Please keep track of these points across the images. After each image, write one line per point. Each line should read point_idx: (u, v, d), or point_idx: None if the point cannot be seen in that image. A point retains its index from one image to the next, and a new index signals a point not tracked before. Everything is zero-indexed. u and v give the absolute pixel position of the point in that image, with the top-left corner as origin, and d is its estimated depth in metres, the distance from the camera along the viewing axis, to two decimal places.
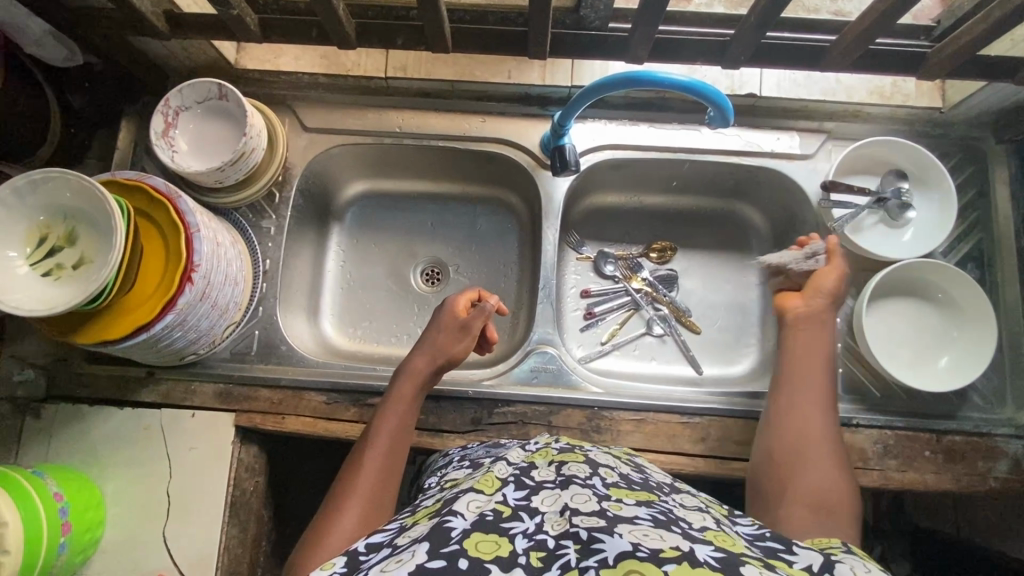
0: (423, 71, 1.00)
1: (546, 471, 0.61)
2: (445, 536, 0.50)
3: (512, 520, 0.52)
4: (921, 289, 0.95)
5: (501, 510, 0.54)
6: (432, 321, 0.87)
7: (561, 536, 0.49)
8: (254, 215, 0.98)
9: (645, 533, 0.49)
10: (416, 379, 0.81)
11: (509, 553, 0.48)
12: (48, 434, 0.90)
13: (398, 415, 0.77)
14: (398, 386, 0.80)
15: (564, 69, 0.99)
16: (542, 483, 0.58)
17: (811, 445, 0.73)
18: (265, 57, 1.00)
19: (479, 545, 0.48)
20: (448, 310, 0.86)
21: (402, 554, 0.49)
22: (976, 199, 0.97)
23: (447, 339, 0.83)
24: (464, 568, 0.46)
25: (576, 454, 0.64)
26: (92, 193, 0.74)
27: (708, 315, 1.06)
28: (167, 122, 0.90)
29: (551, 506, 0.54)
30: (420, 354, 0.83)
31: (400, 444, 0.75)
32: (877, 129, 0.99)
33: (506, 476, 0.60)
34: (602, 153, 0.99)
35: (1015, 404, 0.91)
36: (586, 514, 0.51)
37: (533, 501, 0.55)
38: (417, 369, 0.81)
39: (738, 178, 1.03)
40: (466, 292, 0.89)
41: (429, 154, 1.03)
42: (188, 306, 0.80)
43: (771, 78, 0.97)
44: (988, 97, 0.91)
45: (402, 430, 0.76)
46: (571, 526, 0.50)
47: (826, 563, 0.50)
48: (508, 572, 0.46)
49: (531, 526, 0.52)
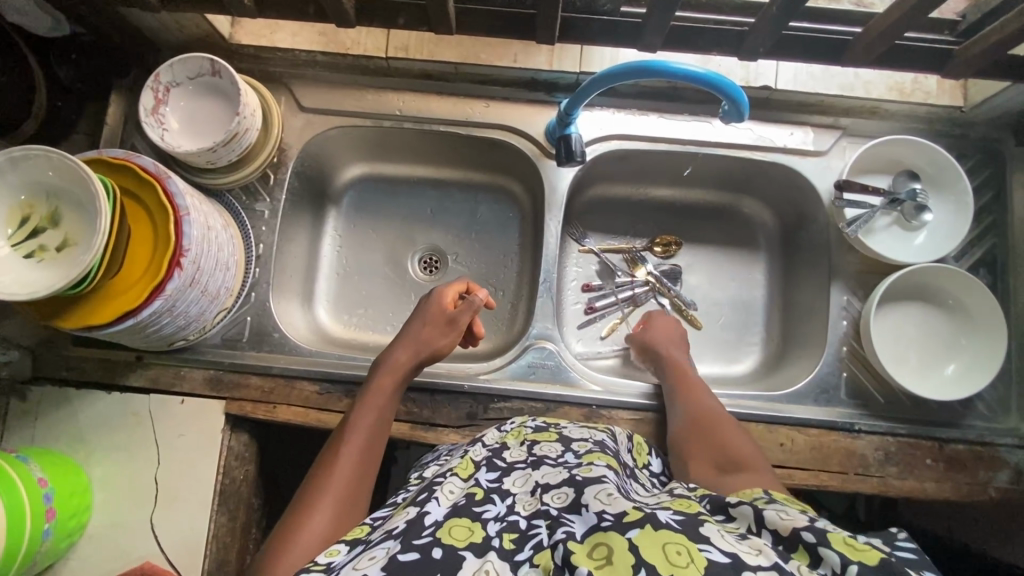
0: (426, 52, 0.95)
1: (518, 452, 0.65)
2: (419, 526, 0.51)
3: (484, 504, 0.55)
4: (932, 294, 0.92)
5: (473, 493, 0.56)
6: (419, 310, 0.85)
7: (533, 516, 0.52)
8: (247, 198, 0.95)
9: (609, 494, 0.51)
10: (398, 372, 0.79)
11: (482, 539, 0.50)
12: (33, 416, 0.89)
13: (376, 410, 0.75)
14: (377, 377, 0.78)
15: (572, 54, 0.95)
16: (513, 464, 0.62)
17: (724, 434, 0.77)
18: (262, 32, 0.96)
19: (453, 531, 0.50)
20: (436, 303, 0.84)
21: (376, 550, 0.49)
22: (992, 203, 0.94)
23: (432, 332, 0.82)
24: (438, 557, 0.48)
25: (548, 435, 0.69)
26: (75, 171, 0.71)
27: (710, 313, 1.03)
28: (158, 99, 0.86)
29: (521, 486, 0.57)
30: (404, 346, 0.81)
31: (377, 440, 0.73)
32: (894, 127, 0.96)
33: (479, 460, 0.64)
34: (609, 144, 0.96)
35: (1020, 414, 0.90)
36: (556, 489, 0.54)
37: (505, 483, 0.58)
38: (398, 362, 0.79)
39: (748, 174, 1.00)
40: (456, 284, 0.87)
41: (428, 138, 1.00)
42: (177, 292, 0.78)
43: (787, 70, 0.94)
44: (1012, 98, 0.88)
45: (378, 426, 0.74)
46: (541, 504, 0.52)
47: (758, 517, 0.50)
48: (482, 558, 0.48)
49: (504, 508, 0.54)
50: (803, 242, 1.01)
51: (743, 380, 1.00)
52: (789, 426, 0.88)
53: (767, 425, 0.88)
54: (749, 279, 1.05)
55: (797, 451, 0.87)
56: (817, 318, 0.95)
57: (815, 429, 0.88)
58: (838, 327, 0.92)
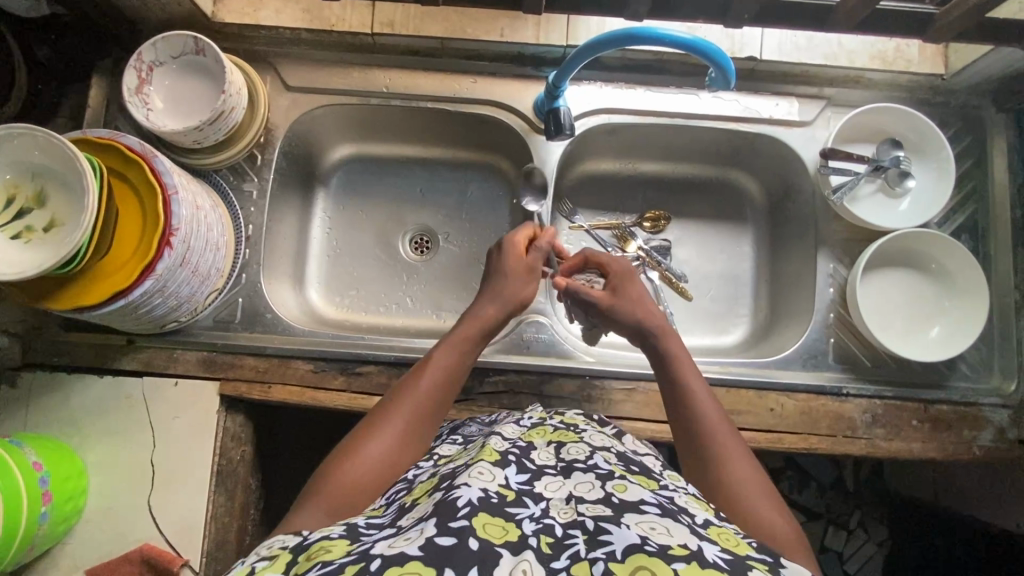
0: (411, 27, 0.94)
1: (546, 453, 0.60)
2: (453, 508, 0.48)
3: (516, 505, 0.50)
4: (916, 260, 0.94)
5: (504, 493, 0.51)
6: (495, 264, 0.82)
7: (570, 525, 0.48)
8: (236, 178, 0.95)
9: (652, 526, 0.48)
10: (483, 322, 0.75)
11: (518, 538, 0.46)
12: (25, 402, 0.88)
13: (458, 351, 0.72)
14: (461, 326, 0.75)
15: (558, 27, 0.95)
16: (542, 467, 0.57)
17: (728, 444, 0.66)
18: (245, 10, 0.94)
19: (487, 526, 0.46)
20: (512, 252, 0.81)
21: (411, 531, 0.47)
22: (973, 169, 0.96)
23: (516, 282, 0.79)
24: (474, 548, 0.44)
25: (571, 435, 0.64)
26: (61, 151, 0.70)
27: (699, 284, 1.05)
28: (141, 78, 0.86)
29: (554, 492, 0.53)
30: (491, 299, 0.78)
31: (457, 380, 0.71)
32: (877, 96, 0.97)
33: (504, 451, 0.58)
34: (597, 118, 0.96)
35: (1002, 374, 0.92)
36: (591, 503, 0.51)
37: (537, 486, 0.54)
38: (485, 312, 0.76)
39: (735, 146, 1.01)
40: (525, 229, 0.85)
41: (417, 115, 1.00)
42: (167, 272, 0.77)
43: (772, 38, 0.94)
44: (991, 63, 0.89)
45: (460, 369, 0.72)
46: (578, 515, 0.49)
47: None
48: (518, 556, 0.44)
49: (537, 511, 0.50)
50: (790, 212, 1.02)
51: (732, 350, 1.02)
52: (779, 392, 0.90)
53: (757, 391, 0.90)
54: (738, 252, 1.06)
55: (787, 415, 0.89)
56: (804, 286, 0.96)
57: (804, 393, 0.90)
58: (824, 294, 0.94)
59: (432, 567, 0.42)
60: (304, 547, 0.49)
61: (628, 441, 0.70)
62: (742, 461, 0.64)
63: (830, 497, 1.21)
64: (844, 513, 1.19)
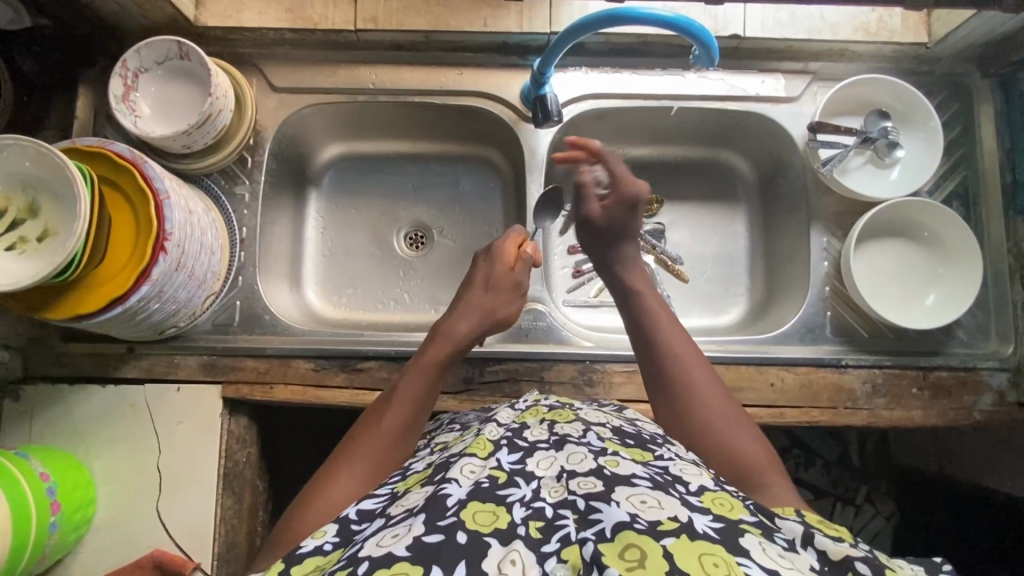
0: (394, 22, 0.94)
1: (539, 430, 0.59)
2: (442, 506, 0.48)
3: (508, 487, 0.51)
4: (908, 229, 0.95)
5: (496, 476, 0.52)
6: (482, 271, 0.83)
7: (560, 505, 0.48)
8: (227, 181, 0.95)
9: (643, 500, 0.48)
10: (453, 343, 0.75)
11: (508, 525, 0.47)
12: (29, 415, 0.88)
13: (425, 378, 0.71)
14: (430, 347, 0.74)
15: (541, 14, 0.94)
16: (535, 443, 0.56)
17: (698, 381, 0.68)
18: (226, 12, 0.93)
19: (477, 516, 0.47)
20: (501, 264, 0.82)
21: (400, 527, 0.48)
22: (962, 135, 0.96)
23: (495, 299, 0.80)
24: (463, 541, 0.45)
25: (566, 414, 0.63)
26: (51, 161, 0.70)
27: (695, 266, 1.05)
28: (127, 86, 0.86)
29: (546, 470, 0.53)
30: (465, 316, 0.78)
31: (422, 412, 0.69)
32: (862, 68, 0.97)
33: (497, 438, 0.58)
34: (584, 104, 0.96)
35: (999, 338, 0.92)
36: (582, 476, 0.51)
37: (528, 464, 0.53)
38: (455, 335, 0.76)
39: (724, 124, 1.01)
40: (513, 237, 0.85)
41: (403, 110, 1.00)
42: (163, 277, 0.78)
43: (755, 15, 0.93)
44: (975, 29, 0.89)
45: (427, 397, 0.70)
46: (569, 493, 0.49)
47: (808, 534, 0.50)
48: (508, 546, 0.45)
49: (528, 493, 0.50)
50: (781, 188, 1.02)
51: (731, 329, 1.02)
52: (779, 366, 0.90)
53: (757, 366, 0.90)
54: (732, 231, 1.07)
55: (787, 390, 0.89)
56: (799, 262, 0.97)
57: (804, 366, 0.90)
58: (818, 268, 0.94)
59: (420, 566, 0.44)
60: (297, 559, 0.51)
61: (629, 419, 0.70)
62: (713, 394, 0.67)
63: (836, 474, 1.21)
64: (850, 485, 1.20)
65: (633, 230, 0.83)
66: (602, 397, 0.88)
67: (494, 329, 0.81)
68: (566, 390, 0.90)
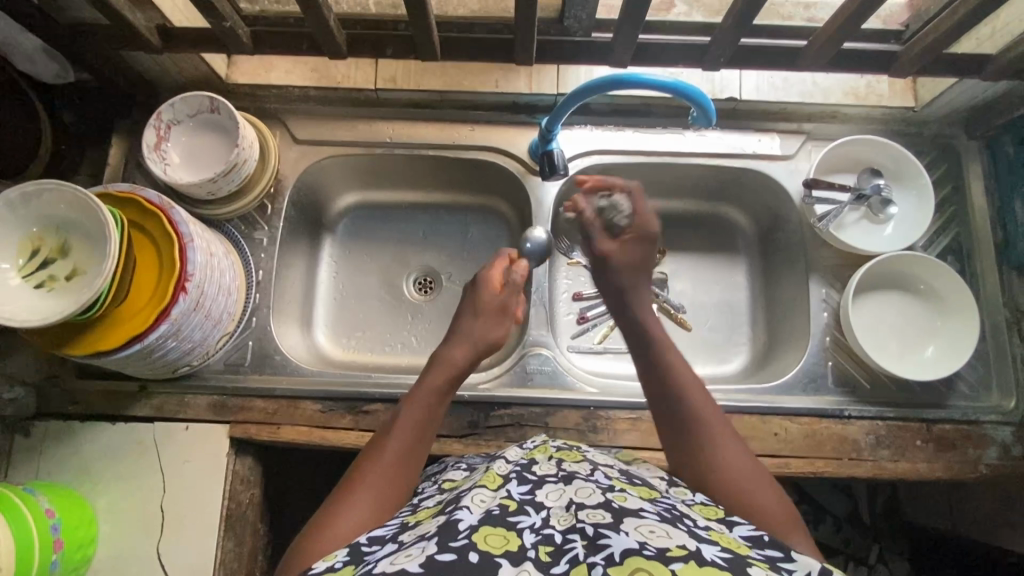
0: (412, 82, 1.01)
1: (548, 467, 0.61)
2: (454, 530, 0.49)
3: (518, 514, 0.52)
4: (904, 282, 0.97)
5: (506, 504, 0.53)
6: (469, 299, 0.85)
7: (569, 531, 0.49)
8: (247, 227, 0.99)
9: (651, 530, 0.48)
10: (452, 369, 0.76)
11: (518, 548, 0.48)
12: (39, 452, 0.89)
13: (425, 407, 0.72)
14: (431, 374, 0.76)
15: (549, 77, 1.02)
16: (544, 477, 0.58)
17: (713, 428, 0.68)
18: (256, 71, 1.01)
19: (488, 538, 0.48)
20: (487, 293, 0.84)
21: (412, 549, 0.48)
22: (953, 193, 1.00)
23: (488, 322, 0.82)
24: (474, 561, 0.46)
25: (574, 454, 0.64)
26: (87, 206, 0.75)
27: (697, 315, 1.07)
28: (160, 136, 0.91)
29: (556, 501, 0.54)
30: (461, 342, 0.79)
31: (425, 438, 0.70)
32: (855, 129, 1.02)
33: (507, 473, 0.60)
34: (589, 158, 1.01)
35: (1001, 391, 0.93)
36: (591, 509, 0.51)
37: (538, 495, 0.54)
38: (453, 360, 0.77)
39: (724, 180, 1.05)
40: (499, 262, 0.88)
41: (418, 163, 1.05)
42: (182, 316, 0.80)
43: (749, 81, 1.00)
44: (958, 95, 0.94)
45: (428, 422, 0.71)
46: (577, 521, 0.50)
47: (824, 569, 0.48)
48: (518, 567, 0.46)
49: (538, 521, 0.51)
50: (780, 241, 1.05)
51: (733, 378, 1.03)
52: (782, 416, 0.91)
53: (760, 416, 0.91)
54: (733, 282, 1.09)
55: (791, 439, 0.90)
56: (799, 312, 0.99)
57: (807, 417, 0.91)
58: (819, 318, 0.96)
59: None
60: None
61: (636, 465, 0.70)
62: (723, 435, 0.67)
63: (845, 532, 1.19)
64: (860, 545, 1.18)
65: (643, 262, 0.86)
66: (607, 443, 0.89)
67: (489, 353, 0.82)
68: (571, 436, 0.90)
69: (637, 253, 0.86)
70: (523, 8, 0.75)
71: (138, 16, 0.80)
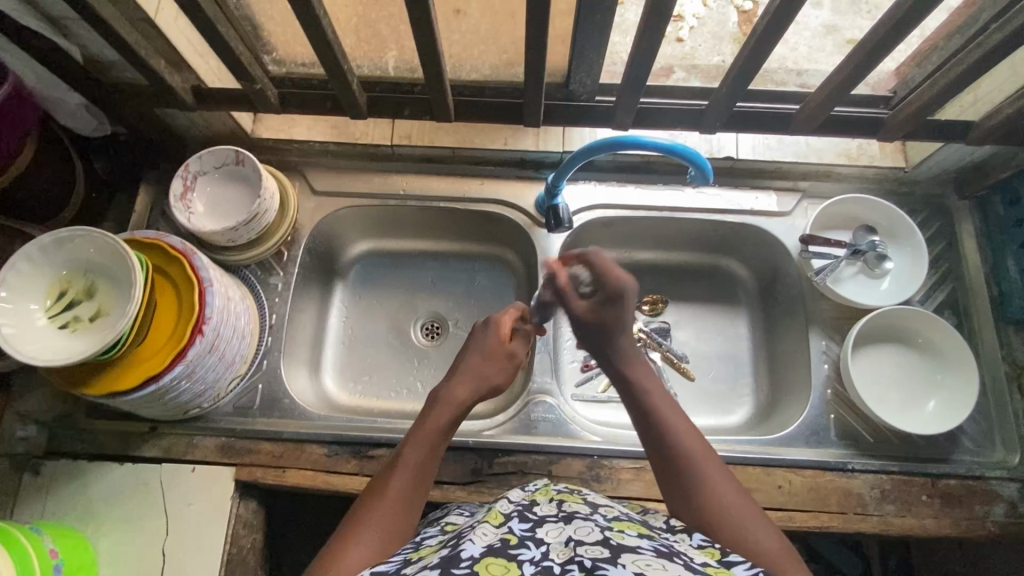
0: (427, 138, 1.08)
1: (548, 508, 0.61)
2: (457, 559, 0.51)
3: (519, 548, 0.53)
4: (903, 336, 0.99)
5: (508, 539, 0.54)
6: (479, 339, 0.86)
7: (567, 562, 0.50)
8: (263, 272, 1.03)
9: (648, 562, 0.49)
10: (455, 407, 0.77)
11: None
12: (46, 491, 0.90)
13: (430, 445, 0.73)
14: (436, 411, 0.77)
15: (556, 137, 1.07)
16: (544, 517, 0.59)
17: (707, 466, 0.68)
18: (280, 127, 1.08)
19: (491, 566, 0.50)
20: (496, 337, 0.85)
21: None
22: (946, 250, 1.03)
23: (492, 364, 0.84)
24: None
25: (575, 496, 0.65)
26: (114, 249, 0.79)
27: (700, 365, 1.08)
28: (186, 186, 0.97)
29: (555, 538, 0.55)
30: (465, 380, 0.81)
31: (428, 474, 0.72)
32: (849, 187, 1.07)
33: (509, 511, 0.61)
34: (593, 213, 1.06)
35: (1005, 447, 0.93)
36: (589, 544, 0.52)
37: (538, 533, 0.55)
38: (458, 398, 0.78)
39: (723, 234, 1.09)
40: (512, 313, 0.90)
41: (428, 214, 1.10)
42: (197, 358, 0.83)
43: (746, 142, 1.05)
44: (945, 157, 0.99)
45: (432, 459, 0.73)
46: (576, 554, 0.50)
47: None
48: None
49: (538, 554, 0.52)
50: (779, 293, 1.08)
51: (736, 430, 1.03)
52: (786, 468, 0.91)
53: (763, 468, 0.91)
54: (734, 333, 1.11)
55: (795, 492, 0.89)
56: (799, 364, 1.00)
57: (811, 470, 0.91)
58: (819, 369, 0.98)
59: None
60: None
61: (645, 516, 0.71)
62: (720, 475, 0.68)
63: None
64: None
65: (622, 320, 0.82)
66: (610, 493, 0.89)
67: (488, 395, 0.84)
68: (575, 485, 0.91)
69: (610, 316, 0.82)
70: (532, 75, 0.81)
71: (175, 78, 0.87)
